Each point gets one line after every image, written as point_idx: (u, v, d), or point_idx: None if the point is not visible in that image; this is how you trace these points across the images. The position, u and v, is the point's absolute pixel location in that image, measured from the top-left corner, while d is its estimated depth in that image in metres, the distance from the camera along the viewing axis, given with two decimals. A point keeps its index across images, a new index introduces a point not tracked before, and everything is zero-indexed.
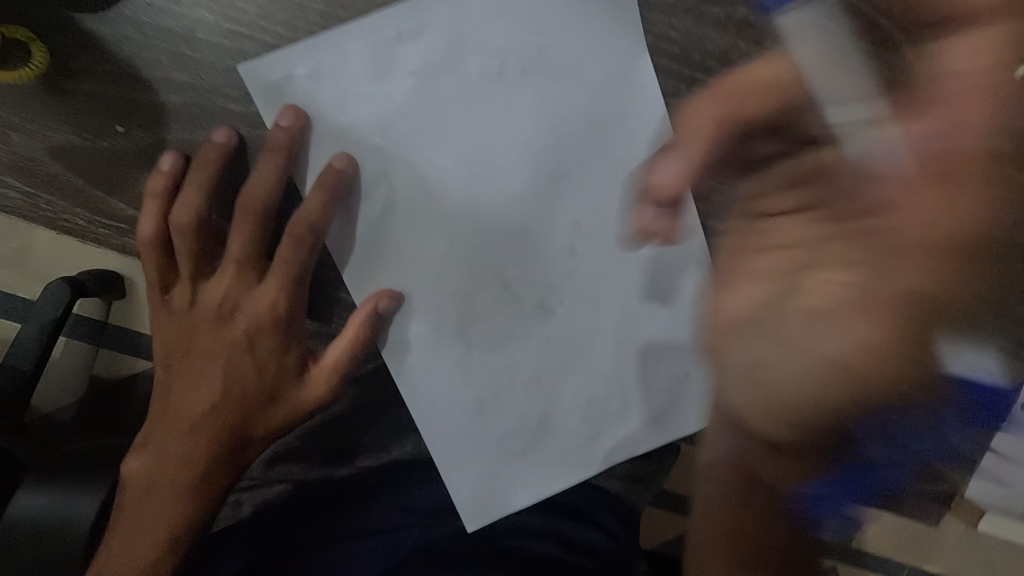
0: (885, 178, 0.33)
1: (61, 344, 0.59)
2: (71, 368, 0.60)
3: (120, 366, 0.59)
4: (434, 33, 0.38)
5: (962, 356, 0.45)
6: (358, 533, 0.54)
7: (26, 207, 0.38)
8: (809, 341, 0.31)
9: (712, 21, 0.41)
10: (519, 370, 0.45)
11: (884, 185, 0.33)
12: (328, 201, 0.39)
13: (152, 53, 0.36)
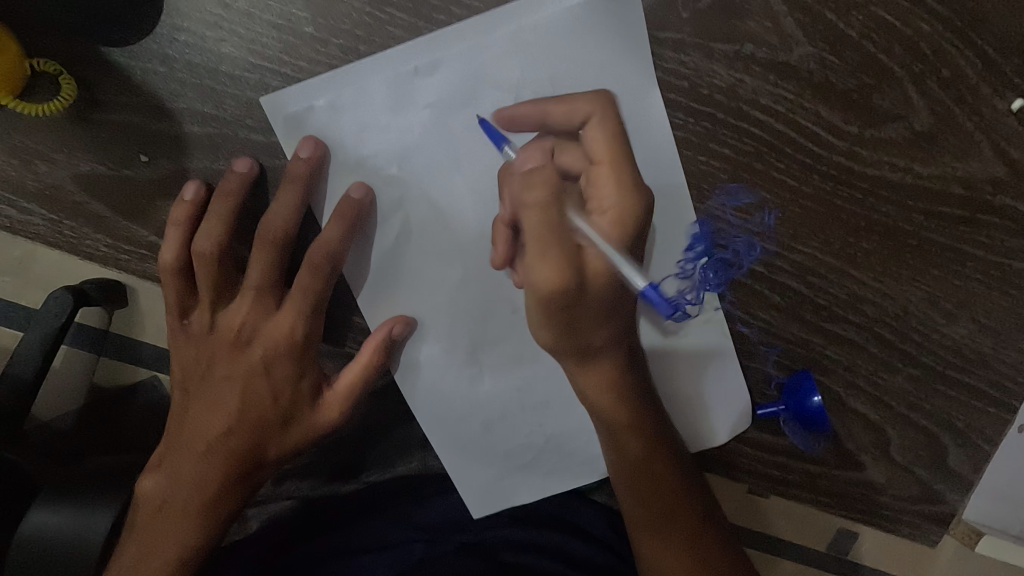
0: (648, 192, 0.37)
1: (61, 352, 0.52)
2: (65, 380, 0.53)
3: (123, 377, 0.52)
4: (450, 66, 0.39)
5: (915, 375, 0.50)
6: (361, 550, 0.53)
7: (51, 233, 0.40)
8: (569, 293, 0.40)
9: (720, 56, 0.42)
10: (529, 393, 0.46)
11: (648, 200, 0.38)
12: (347, 230, 0.40)
13: (177, 86, 0.38)
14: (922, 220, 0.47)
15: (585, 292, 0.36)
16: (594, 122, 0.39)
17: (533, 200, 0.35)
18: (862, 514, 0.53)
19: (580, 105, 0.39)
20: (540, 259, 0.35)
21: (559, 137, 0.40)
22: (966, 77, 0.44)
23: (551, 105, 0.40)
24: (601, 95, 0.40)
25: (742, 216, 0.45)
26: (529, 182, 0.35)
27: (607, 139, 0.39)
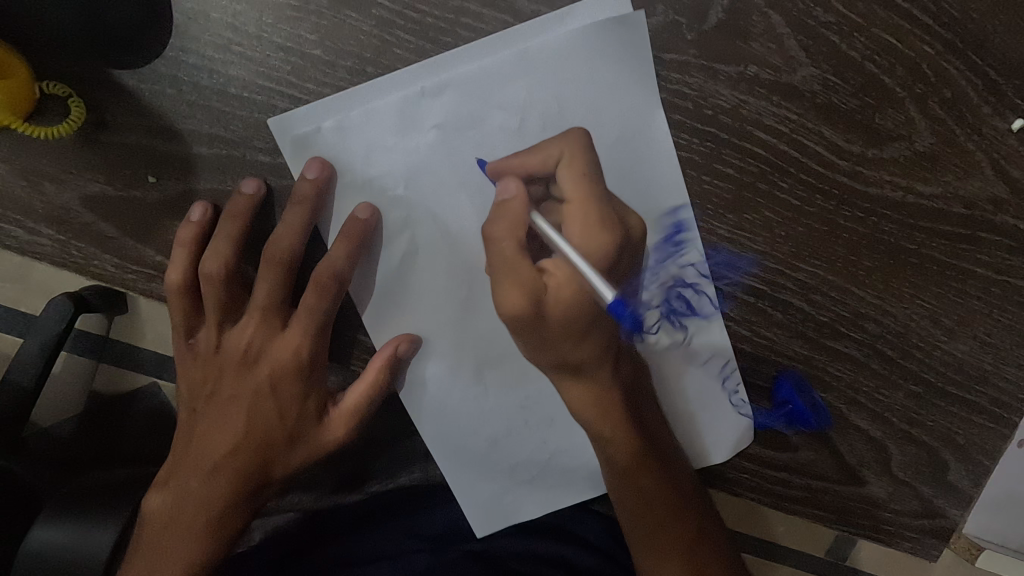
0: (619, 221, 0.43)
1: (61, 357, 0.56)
2: (65, 386, 0.57)
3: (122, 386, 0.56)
4: (457, 89, 0.40)
5: (919, 392, 0.49)
6: (364, 560, 0.55)
7: (60, 253, 0.41)
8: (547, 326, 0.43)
9: (723, 77, 0.43)
10: (533, 410, 0.46)
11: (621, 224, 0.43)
12: (352, 252, 0.41)
13: (185, 109, 0.40)
14: (923, 238, 0.47)
15: (551, 315, 0.42)
16: (567, 161, 0.42)
17: (502, 234, 0.40)
18: (864, 530, 0.52)
19: (552, 149, 0.42)
20: (511, 286, 0.41)
21: (541, 182, 0.42)
22: (967, 97, 0.44)
23: (528, 154, 0.42)
24: (569, 138, 0.42)
25: (745, 235, 0.45)
26: (506, 220, 0.40)
27: (579, 179, 0.42)
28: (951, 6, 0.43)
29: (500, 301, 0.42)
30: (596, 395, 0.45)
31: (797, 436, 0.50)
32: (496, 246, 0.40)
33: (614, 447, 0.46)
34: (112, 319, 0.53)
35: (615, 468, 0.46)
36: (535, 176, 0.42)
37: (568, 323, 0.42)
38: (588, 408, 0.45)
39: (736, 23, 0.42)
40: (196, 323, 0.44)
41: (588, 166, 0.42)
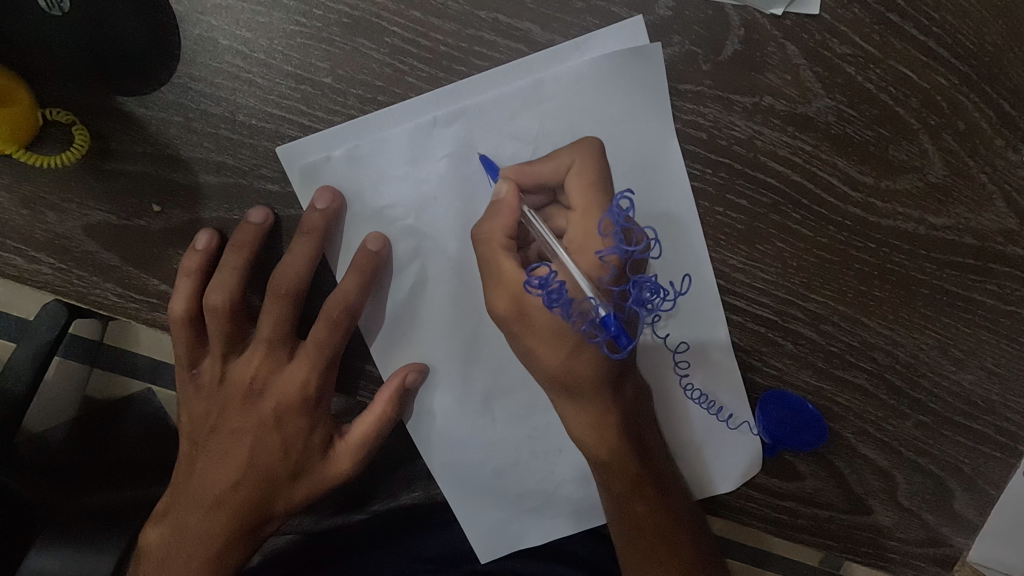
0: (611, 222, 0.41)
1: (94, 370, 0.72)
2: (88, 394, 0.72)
3: None
4: (469, 119, 0.41)
5: (930, 424, 0.48)
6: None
7: (61, 282, 0.41)
8: (529, 352, 0.42)
9: (739, 107, 0.42)
10: (540, 441, 0.46)
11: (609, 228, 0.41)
12: (363, 283, 0.42)
13: (193, 137, 0.40)
14: (934, 269, 0.45)
15: (535, 316, 0.41)
16: (576, 169, 0.42)
17: (488, 230, 0.41)
18: (867, 559, 0.50)
19: (564, 156, 0.42)
20: (497, 289, 0.41)
21: (552, 190, 0.42)
22: (981, 130, 0.43)
23: (542, 164, 0.42)
24: (582, 146, 0.42)
25: (757, 265, 0.45)
26: (492, 214, 0.40)
27: (585, 187, 0.42)
28: (966, 39, 0.42)
29: (490, 301, 0.42)
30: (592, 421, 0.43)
31: (806, 467, 0.49)
32: (485, 242, 0.41)
33: (612, 474, 0.45)
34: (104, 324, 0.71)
35: (613, 493, 0.45)
36: (545, 184, 0.42)
37: (552, 328, 0.41)
38: (590, 435, 0.44)
39: (752, 55, 0.42)
40: (199, 354, 0.45)
41: (597, 175, 0.42)
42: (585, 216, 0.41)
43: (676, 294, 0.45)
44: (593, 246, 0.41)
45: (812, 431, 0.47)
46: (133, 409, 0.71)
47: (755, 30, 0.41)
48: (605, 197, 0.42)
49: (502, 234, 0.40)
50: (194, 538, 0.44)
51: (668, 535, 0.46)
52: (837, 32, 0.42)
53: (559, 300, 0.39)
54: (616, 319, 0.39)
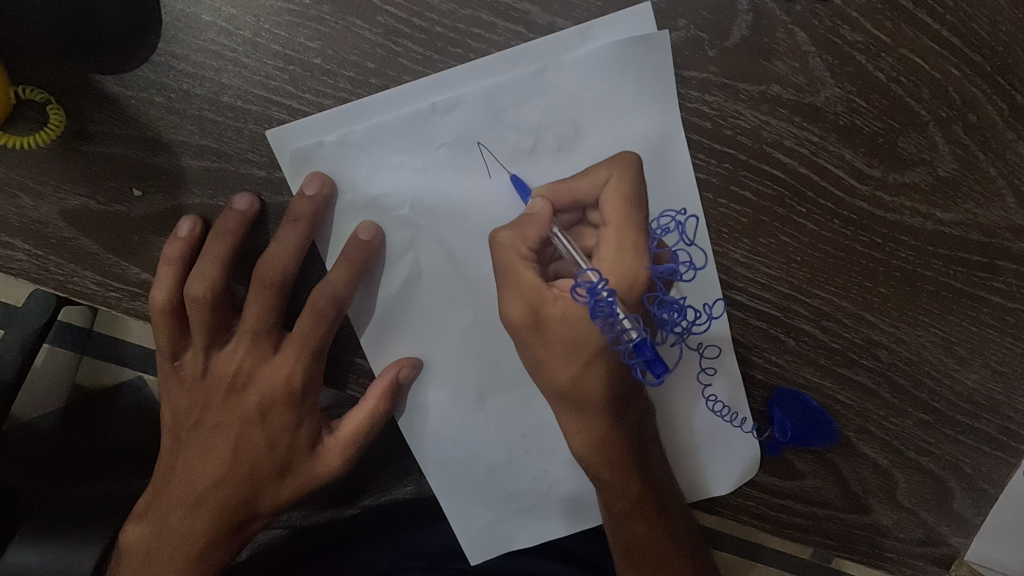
0: (642, 243, 0.42)
1: (84, 359, 0.71)
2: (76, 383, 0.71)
3: None
4: (469, 108, 0.40)
5: (932, 422, 0.47)
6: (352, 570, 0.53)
7: (37, 268, 0.40)
8: (529, 355, 0.42)
9: (744, 96, 0.41)
10: (534, 440, 0.45)
11: (640, 248, 0.42)
12: (353, 274, 0.40)
13: (176, 120, 0.39)
14: (940, 265, 0.44)
15: (549, 326, 0.41)
16: (613, 185, 0.41)
17: (510, 239, 0.40)
18: (865, 558, 0.49)
19: (601, 171, 0.41)
20: (513, 296, 0.41)
21: (584, 207, 0.42)
22: (993, 123, 0.42)
23: (575, 180, 0.41)
24: (619, 160, 0.41)
25: (760, 259, 0.43)
26: (519, 225, 0.40)
27: (620, 203, 0.41)
28: (981, 28, 0.40)
29: (502, 308, 0.41)
30: (587, 422, 0.43)
31: (805, 466, 0.48)
32: (504, 249, 0.40)
33: (612, 491, 0.45)
34: (92, 313, 0.71)
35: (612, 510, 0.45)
36: (579, 201, 0.42)
37: (568, 341, 0.41)
38: (590, 443, 0.43)
39: (759, 40, 0.40)
40: (182, 346, 0.43)
41: (632, 189, 0.42)
42: (618, 237, 0.41)
43: (709, 317, 0.44)
44: (626, 266, 0.42)
45: (820, 426, 0.46)
46: (121, 398, 0.70)
47: (763, 15, 0.40)
48: (638, 213, 0.42)
49: (525, 245, 0.40)
50: (176, 537, 0.43)
51: (661, 543, 0.46)
52: (848, 19, 0.40)
53: (604, 312, 0.40)
54: (651, 345, 0.40)
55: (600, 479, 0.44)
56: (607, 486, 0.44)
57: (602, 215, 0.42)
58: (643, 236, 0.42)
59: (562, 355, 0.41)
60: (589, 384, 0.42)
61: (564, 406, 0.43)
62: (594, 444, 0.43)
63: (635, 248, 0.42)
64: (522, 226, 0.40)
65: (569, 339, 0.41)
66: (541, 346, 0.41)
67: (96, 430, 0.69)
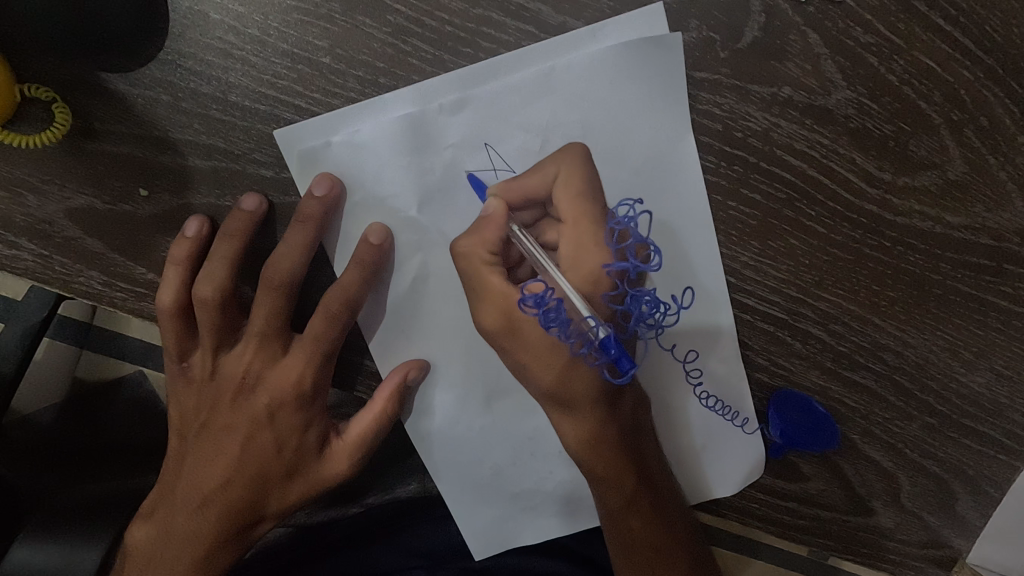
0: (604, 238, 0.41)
1: (84, 354, 0.71)
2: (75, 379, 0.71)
3: None
4: (477, 109, 0.39)
5: (938, 425, 0.46)
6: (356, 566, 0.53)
7: (42, 268, 0.39)
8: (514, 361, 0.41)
9: (756, 98, 0.40)
10: (541, 442, 0.45)
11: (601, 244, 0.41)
12: (364, 277, 0.40)
13: (182, 118, 0.38)
14: (949, 269, 0.44)
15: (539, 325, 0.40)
16: (562, 181, 0.41)
17: (471, 246, 0.40)
18: (867, 559, 0.49)
19: (549, 167, 0.40)
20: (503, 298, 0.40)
21: (541, 204, 0.41)
22: (1004, 126, 0.41)
23: (527, 177, 0.40)
24: (567, 153, 0.40)
25: (768, 263, 0.43)
26: (477, 230, 0.39)
27: (574, 198, 0.41)
28: (994, 30, 0.40)
29: (486, 313, 0.40)
30: (581, 422, 0.42)
31: (809, 468, 0.47)
32: (466, 258, 0.40)
33: (610, 489, 0.44)
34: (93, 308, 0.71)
35: (608, 505, 0.45)
36: (533, 199, 0.41)
37: (548, 341, 0.40)
38: (580, 442, 0.43)
39: (772, 42, 0.40)
40: (190, 346, 0.43)
41: (586, 183, 0.41)
42: (575, 230, 0.41)
43: (679, 307, 0.44)
44: (587, 262, 0.41)
45: (823, 432, 0.46)
46: (121, 393, 0.70)
47: (776, 16, 0.40)
48: (599, 207, 0.41)
49: (485, 250, 0.39)
50: (181, 539, 0.43)
51: (660, 542, 0.46)
52: (862, 21, 0.40)
53: (556, 319, 0.39)
54: (617, 342, 0.39)
55: (598, 482, 0.44)
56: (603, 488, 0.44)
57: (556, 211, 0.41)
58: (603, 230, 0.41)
59: (542, 358, 0.40)
60: (576, 383, 0.41)
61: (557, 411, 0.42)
62: (586, 441, 0.43)
63: (595, 244, 0.41)
64: (481, 228, 0.39)
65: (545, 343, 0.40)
66: (530, 345, 0.40)
67: (96, 426, 0.69)
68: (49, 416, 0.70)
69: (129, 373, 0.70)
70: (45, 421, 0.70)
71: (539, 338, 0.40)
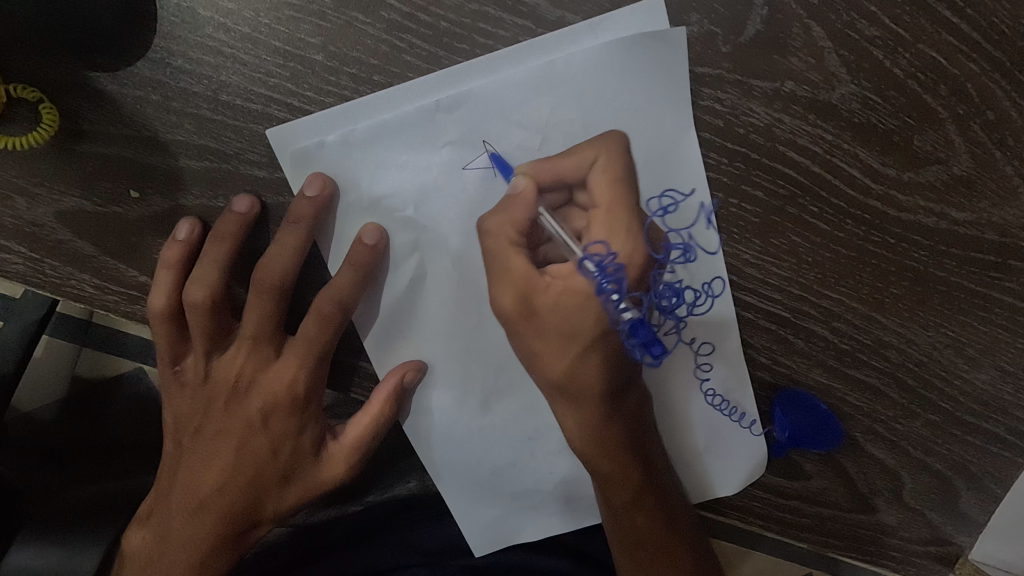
0: (635, 226, 0.41)
1: (83, 351, 0.71)
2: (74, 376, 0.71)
3: None
4: (474, 106, 0.39)
5: (941, 422, 0.46)
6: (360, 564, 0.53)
7: (33, 271, 0.39)
8: (523, 348, 0.41)
9: (758, 93, 0.40)
10: (541, 442, 0.44)
11: (631, 232, 0.40)
12: (357, 278, 0.40)
13: (172, 118, 0.38)
14: (953, 266, 0.43)
15: (545, 315, 0.40)
16: (599, 165, 0.40)
17: (498, 224, 0.39)
18: (868, 557, 0.49)
19: (587, 151, 0.40)
20: (506, 285, 0.40)
21: (572, 188, 0.40)
22: (1011, 120, 0.41)
23: (561, 159, 0.40)
24: (607, 139, 0.40)
25: (770, 260, 0.42)
26: (505, 209, 0.39)
27: (610, 185, 0.40)
28: (1002, 22, 0.39)
29: (495, 297, 0.41)
30: (582, 417, 0.43)
31: (810, 466, 0.47)
32: (492, 236, 0.39)
33: (612, 484, 0.44)
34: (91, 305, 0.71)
35: (609, 501, 0.45)
36: (566, 181, 0.40)
37: (563, 329, 0.41)
38: (586, 437, 0.43)
39: (774, 35, 0.39)
40: (182, 351, 0.43)
41: (621, 170, 0.40)
42: (606, 217, 0.40)
43: (710, 296, 0.43)
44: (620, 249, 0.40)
45: (827, 429, 0.46)
46: (121, 390, 0.70)
47: (779, 9, 0.39)
48: (632, 195, 0.40)
49: (513, 229, 0.39)
50: (179, 543, 0.42)
51: (662, 540, 0.46)
52: (866, 13, 0.39)
53: (610, 287, 0.40)
54: (645, 327, 0.40)
55: (599, 475, 0.44)
56: (604, 483, 0.44)
57: (591, 196, 0.40)
58: (635, 217, 0.40)
59: (555, 345, 0.41)
60: (584, 376, 0.42)
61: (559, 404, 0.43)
62: (590, 435, 0.43)
63: (625, 232, 0.40)
64: (510, 207, 0.39)
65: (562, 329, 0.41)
66: (535, 337, 0.41)
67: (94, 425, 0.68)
68: (49, 414, 0.70)
69: (128, 370, 0.70)
70: (44, 419, 0.69)
71: (558, 323, 0.40)
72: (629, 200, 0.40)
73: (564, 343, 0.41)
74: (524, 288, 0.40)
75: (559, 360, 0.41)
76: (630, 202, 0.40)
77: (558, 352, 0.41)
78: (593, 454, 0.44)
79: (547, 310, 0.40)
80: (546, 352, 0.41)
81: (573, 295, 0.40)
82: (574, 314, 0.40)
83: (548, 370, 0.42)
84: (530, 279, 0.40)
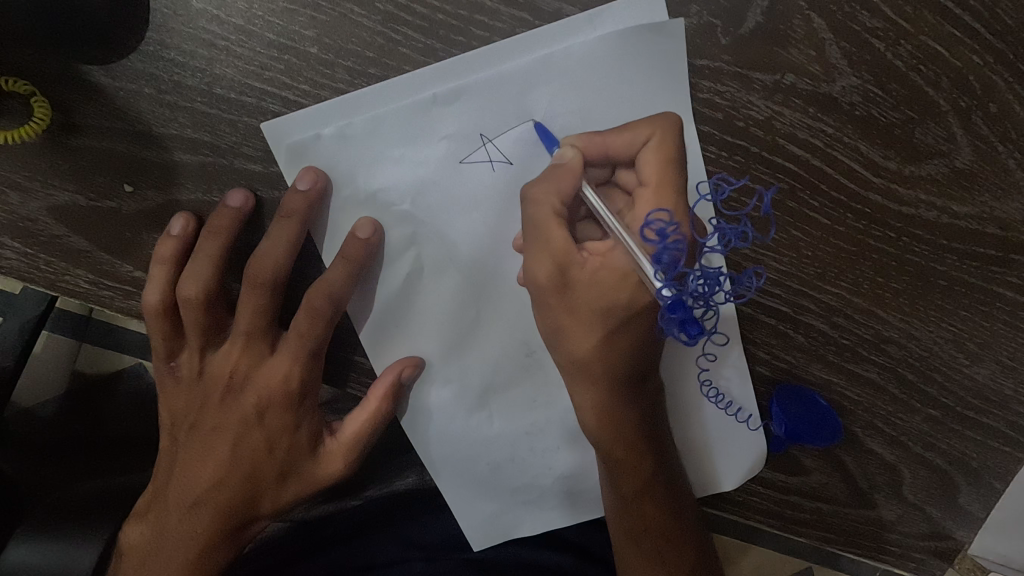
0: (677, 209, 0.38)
1: (83, 347, 0.71)
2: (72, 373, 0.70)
3: None
4: (473, 98, 0.38)
5: (941, 417, 0.46)
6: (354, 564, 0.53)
7: (27, 266, 0.39)
8: (549, 324, 0.40)
9: (758, 86, 0.39)
10: (539, 438, 0.44)
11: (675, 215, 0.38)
12: (353, 273, 0.39)
13: (166, 111, 0.37)
14: (954, 260, 0.43)
15: (576, 292, 0.38)
16: (652, 145, 0.38)
17: (543, 194, 0.37)
18: (868, 553, 0.49)
19: (642, 129, 0.38)
20: (542, 257, 0.38)
21: (616, 165, 0.39)
22: (1014, 113, 0.40)
23: (611, 135, 0.39)
24: (662, 120, 0.38)
25: (770, 254, 0.42)
26: (552, 178, 0.37)
27: (660, 166, 0.38)
28: (1005, 13, 0.39)
29: (529, 270, 0.38)
30: (596, 404, 0.41)
31: (809, 462, 0.47)
32: (537, 205, 0.37)
33: (625, 475, 0.43)
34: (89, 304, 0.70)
35: (619, 493, 0.44)
36: (613, 157, 0.39)
37: (594, 309, 0.39)
38: (602, 424, 0.42)
39: (775, 27, 0.39)
40: (177, 347, 0.43)
41: (675, 151, 0.38)
42: (650, 199, 0.38)
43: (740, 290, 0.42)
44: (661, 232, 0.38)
45: (827, 425, 0.45)
46: (120, 385, 0.70)
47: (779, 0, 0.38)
48: (681, 178, 0.38)
49: (558, 199, 0.37)
50: (176, 538, 0.42)
51: (669, 532, 0.45)
52: (867, 4, 0.39)
53: (669, 257, 0.37)
54: (683, 305, 0.36)
55: (611, 463, 0.43)
56: (614, 471, 0.43)
57: (641, 175, 0.39)
58: (679, 202, 0.38)
59: (584, 324, 0.39)
60: (602, 365, 0.40)
61: (575, 390, 0.42)
62: (604, 421, 0.42)
63: (668, 215, 0.38)
64: (558, 176, 0.37)
65: (593, 308, 0.39)
66: (561, 317, 0.39)
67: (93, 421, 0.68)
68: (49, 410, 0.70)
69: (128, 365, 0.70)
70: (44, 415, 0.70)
71: (590, 302, 0.39)
72: (677, 184, 0.38)
73: (592, 324, 0.39)
74: (568, 261, 0.38)
75: (586, 339, 0.39)
76: (679, 185, 0.38)
77: (582, 331, 0.39)
78: (611, 444, 0.42)
79: (582, 287, 0.38)
80: (573, 330, 0.39)
81: (612, 275, 0.38)
82: (607, 295, 0.38)
83: (570, 352, 0.40)
84: (570, 252, 0.38)
